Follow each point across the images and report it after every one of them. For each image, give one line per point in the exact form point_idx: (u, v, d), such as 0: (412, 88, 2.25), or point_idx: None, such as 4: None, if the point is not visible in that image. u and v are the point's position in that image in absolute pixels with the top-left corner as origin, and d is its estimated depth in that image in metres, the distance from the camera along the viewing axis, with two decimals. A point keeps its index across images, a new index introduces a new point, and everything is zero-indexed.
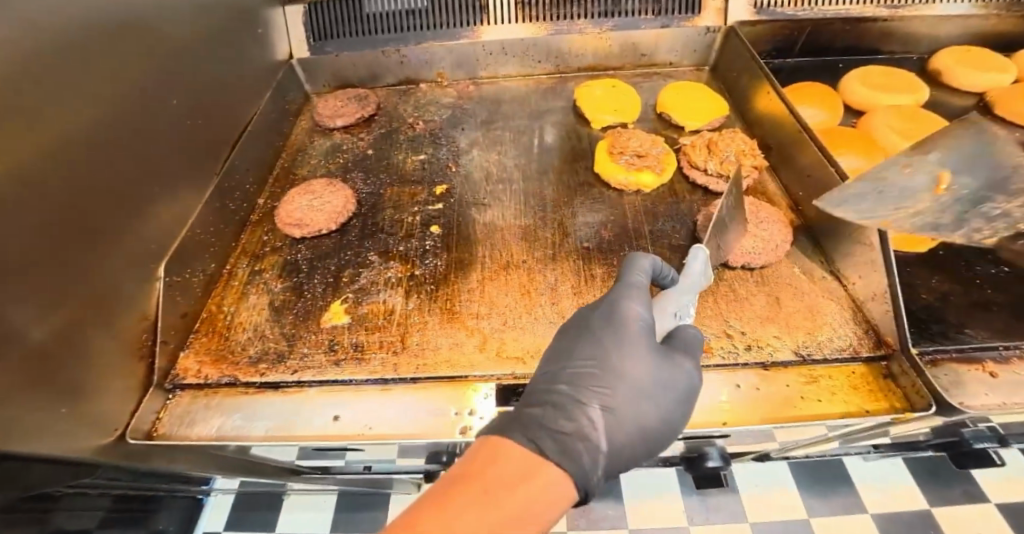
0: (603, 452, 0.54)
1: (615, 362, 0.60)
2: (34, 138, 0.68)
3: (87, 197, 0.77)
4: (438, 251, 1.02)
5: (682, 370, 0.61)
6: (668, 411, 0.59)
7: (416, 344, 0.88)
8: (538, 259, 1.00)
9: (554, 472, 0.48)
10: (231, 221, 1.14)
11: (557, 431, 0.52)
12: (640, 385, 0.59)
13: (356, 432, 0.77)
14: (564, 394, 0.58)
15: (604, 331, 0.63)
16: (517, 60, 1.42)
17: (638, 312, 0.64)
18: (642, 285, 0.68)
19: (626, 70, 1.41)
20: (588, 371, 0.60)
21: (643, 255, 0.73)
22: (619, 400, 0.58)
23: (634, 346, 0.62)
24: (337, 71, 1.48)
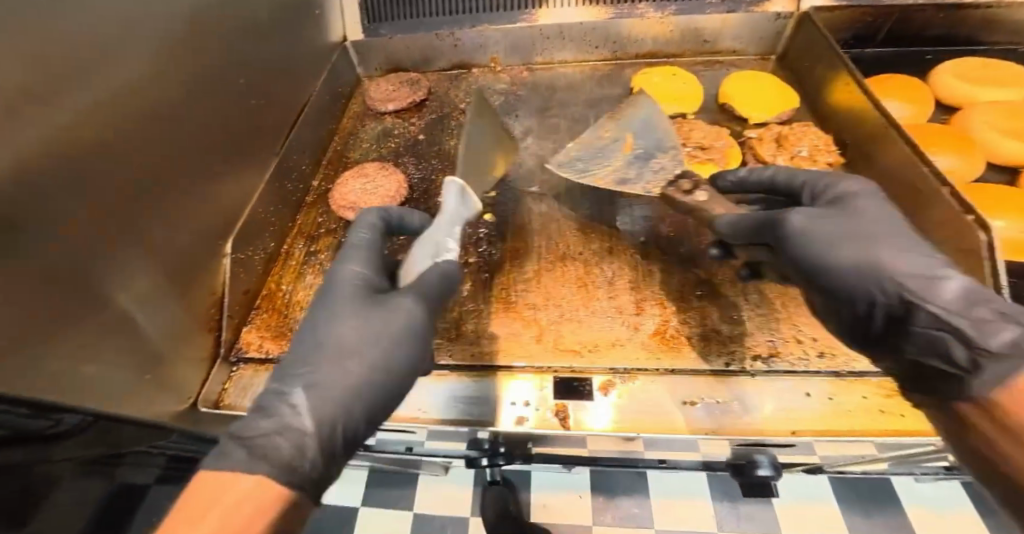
0: (315, 434, 0.59)
1: (301, 332, 0.68)
2: (110, 117, 0.69)
3: (157, 176, 0.78)
4: (493, 239, 1.01)
5: (391, 317, 0.68)
6: (382, 361, 0.66)
7: (471, 332, 0.88)
8: (594, 252, 0.98)
9: (246, 481, 0.52)
10: (288, 201, 1.15)
11: (243, 438, 0.56)
12: (342, 347, 0.65)
13: (412, 415, 0.78)
14: (269, 393, 0.63)
15: (314, 298, 0.72)
16: (574, 46, 1.38)
17: (354, 273, 0.74)
18: (368, 245, 0.78)
19: (686, 57, 1.35)
20: (288, 360, 0.66)
21: (366, 212, 0.83)
22: (317, 377, 0.63)
23: (339, 314, 0.68)
24: (390, 55, 1.47)
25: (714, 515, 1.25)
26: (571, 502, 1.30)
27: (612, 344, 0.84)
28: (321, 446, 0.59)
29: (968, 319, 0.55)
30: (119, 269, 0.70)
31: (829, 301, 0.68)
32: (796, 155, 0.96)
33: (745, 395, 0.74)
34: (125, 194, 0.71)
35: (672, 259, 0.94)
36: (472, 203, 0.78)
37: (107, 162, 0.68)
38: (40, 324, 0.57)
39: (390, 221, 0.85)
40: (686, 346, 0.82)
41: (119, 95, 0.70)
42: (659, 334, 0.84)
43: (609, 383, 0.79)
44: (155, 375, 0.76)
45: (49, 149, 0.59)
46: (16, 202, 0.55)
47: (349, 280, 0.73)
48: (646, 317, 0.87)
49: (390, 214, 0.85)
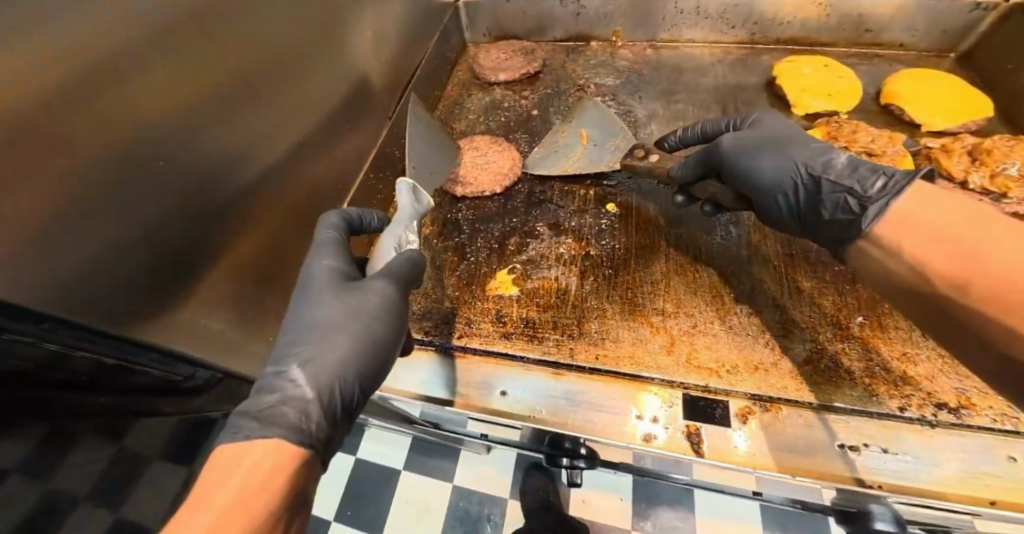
0: (317, 402, 0.55)
1: (301, 315, 0.63)
2: (221, 60, 0.63)
3: (267, 126, 0.73)
4: (616, 233, 0.93)
5: (364, 293, 0.64)
6: (365, 334, 0.61)
7: (594, 332, 0.80)
8: (732, 259, 0.88)
9: (259, 446, 0.50)
10: (395, 169, 1.11)
11: (250, 411, 0.54)
12: (339, 321, 0.61)
13: (527, 414, 0.72)
14: (269, 374, 0.58)
15: (298, 287, 0.66)
16: (710, 24, 1.25)
17: (326, 262, 0.67)
18: (328, 238, 0.70)
19: (839, 47, 1.20)
20: (285, 340, 0.61)
21: (328, 213, 0.74)
22: (314, 351, 0.59)
23: (316, 294, 0.64)
24: (503, 20, 1.38)
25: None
26: (609, 502, 1.24)
27: (754, 368, 0.74)
28: (324, 415, 0.55)
29: (857, 178, 0.66)
30: (224, 223, 0.66)
31: (754, 197, 0.78)
32: (1000, 174, 0.82)
33: (922, 447, 0.63)
34: (232, 146, 0.67)
35: (824, 278, 0.83)
36: (424, 199, 0.79)
37: (215, 108, 0.63)
38: (143, 280, 0.54)
39: (352, 222, 0.76)
40: (846, 381, 0.71)
41: (233, 36, 0.65)
42: (811, 363, 0.74)
43: (748, 411, 0.70)
44: (255, 337, 0.73)
45: (154, 90, 0.54)
46: (119, 145, 0.51)
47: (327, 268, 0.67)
48: (794, 340, 0.76)
49: (351, 214, 0.76)
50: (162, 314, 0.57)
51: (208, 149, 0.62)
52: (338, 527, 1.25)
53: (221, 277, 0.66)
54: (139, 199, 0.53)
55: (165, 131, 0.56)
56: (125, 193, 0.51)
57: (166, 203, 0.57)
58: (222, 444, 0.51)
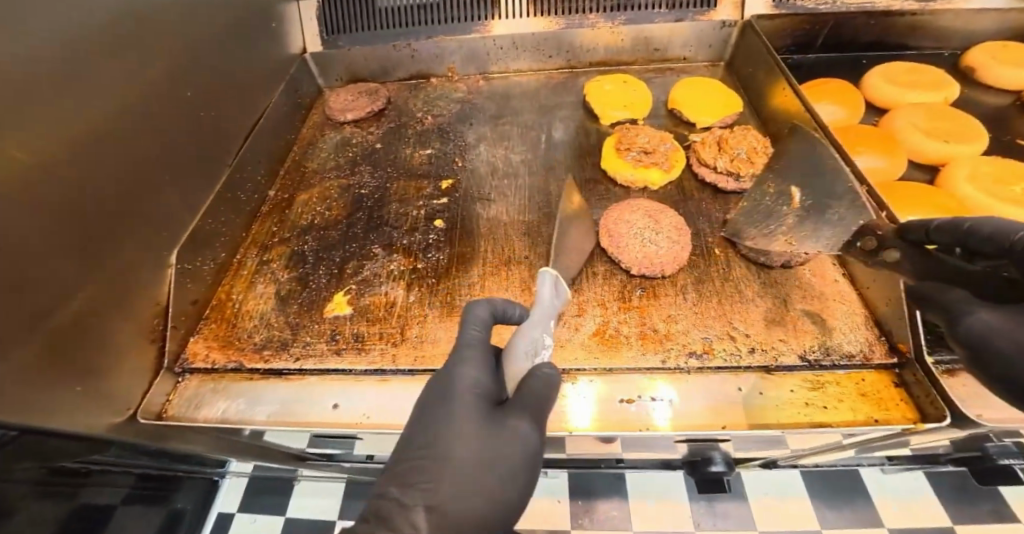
0: None
1: (453, 443, 0.54)
2: (37, 130, 0.69)
3: (90, 184, 0.78)
4: (440, 245, 1.02)
5: (510, 430, 0.55)
6: (495, 483, 0.53)
7: (415, 336, 0.88)
8: (541, 255, 0.99)
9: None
10: (242, 211, 1.16)
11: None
12: (493, 469, 0.53)
13: (353, 421, 0.78)
14: (388, 505, 0.51)
15: (437, 404, 0.58)
16: (529, 55, 1.41)
17: (472, 377, 0.60)
18: (477, 343, 0.64)
19: (638, 64, 1.39)
20: (426, 467, 0.53)
21: (476, 304, 0.68)
22: (439, 494, 0.51)
23: (458, 425, 0.55)
24: (348, 66, 1.48)
25: (691, 513, 1.13)
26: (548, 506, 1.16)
27: (551, 345, 0.83)
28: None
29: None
30: (46, 280, 0.70)
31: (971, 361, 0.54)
32: (736, 158, 1.01)
33: (679, 391, 0.75)
34: (53, 208, 0.71)
35: (613, 260, 0.95)
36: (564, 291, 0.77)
37: (34, 175, 0.68)
38: None
39: (498, 314, 0.69)
40: (625, 344, 0.83)
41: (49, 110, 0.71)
42: (599, 334, 0.85)
43: None
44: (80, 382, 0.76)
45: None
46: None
47: (473, 386, 0.59)
48: (586, 317, 0.87)
49: (497, 305, 0.70)
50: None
51: (28, 212, 0.67)
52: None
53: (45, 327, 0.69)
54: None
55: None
56: None
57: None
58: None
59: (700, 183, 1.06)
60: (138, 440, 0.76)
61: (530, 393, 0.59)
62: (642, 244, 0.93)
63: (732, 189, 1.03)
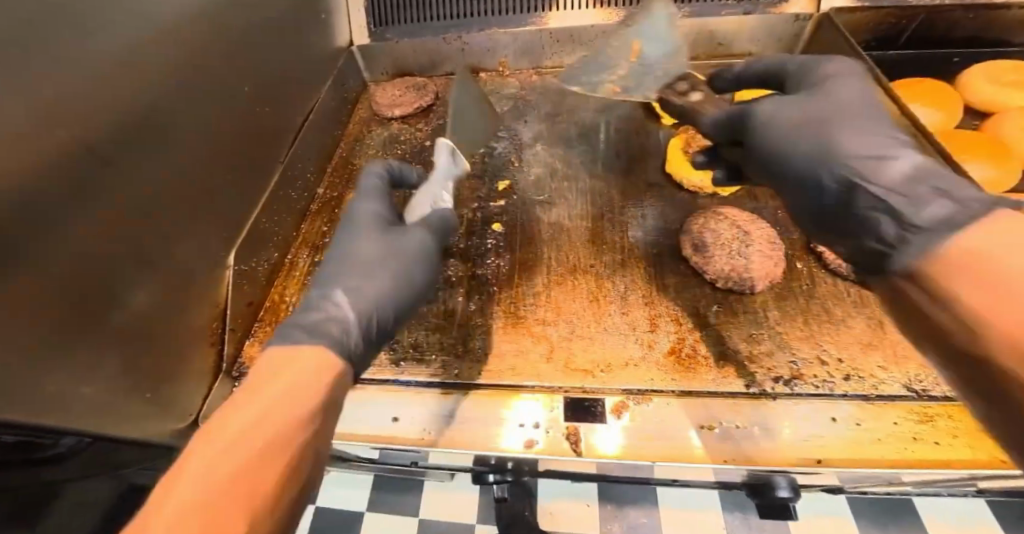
0: (356, 322, 0.63)
1: (361, 239, 0.72)
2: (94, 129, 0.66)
3: (145, 185, 0.75)
4: (500, 251, 0.99)
5: (408, 239, 0.74)
6: (400, 272, 0.70)
7: (479, 348, 0.85)
8: (607, 264, 0.95)
9: (305, 351, 0.58)
10: (293, 210, 1.13)
11: (297, 326, 0.61)
12: (405, 261, 0.71)
13: (418, 438, 0.75)
14: (313, 296, 0.67)
15: (343, 228, 0.76)
16: (584, 49, 1.35)
17: (367, 207, 0.78)
18: (370, 188, 0.82)
19: (699, 60, 1.31)
20: (351, 278, 0.68)
21: (373, 162, 0.87)
22: (356, 281, 0.68)
23: (360, 233, 0.73)
24: (395, 59, 1.43)
25: (724, 522, 1.17)
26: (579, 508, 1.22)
27: (625, 364, 0.80)
28: (360, 330, 0.63)
29: (908, 196, 0.56)
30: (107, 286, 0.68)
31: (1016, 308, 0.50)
32: None
33: (767, 418, 0.70)
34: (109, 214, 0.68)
35: (685, 274, 0.91)
36: (462, 161, 0.86)
37: (89, 180, 0.65)
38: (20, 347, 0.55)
39: (391, 172, 0.88)
40: (701, 366, 0.78)
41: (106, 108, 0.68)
42: (675, 353, 0.80)
43: (622, 405, 0.75)
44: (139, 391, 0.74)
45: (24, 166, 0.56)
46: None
47: (371, 214, 0.77)
48: (661, 334, 0.83)
49: (393, 168, 0.88)
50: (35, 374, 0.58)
51: (84, 219, 0.64)
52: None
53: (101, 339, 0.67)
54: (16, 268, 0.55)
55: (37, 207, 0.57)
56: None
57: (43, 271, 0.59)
58: (273, 349, 0.59)
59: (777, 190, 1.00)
60: None
61: (426, 220, 0.78)
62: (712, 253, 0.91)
63: None
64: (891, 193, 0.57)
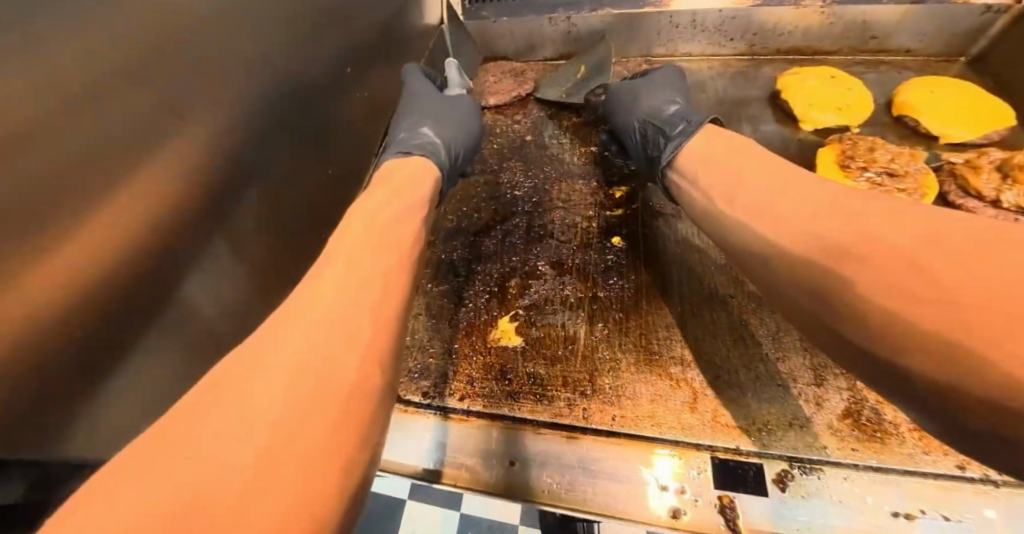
0: (443, 147, 0.93)
1: (407, 108, 1.02)
2: (177, 138, 0.56)
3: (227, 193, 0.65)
4: (624, 270, 0.88)
5: (459, 104, 1.05)
6: (464, 121, 1.02)
7: (609, 388, 0.73)
8: (751, 295, 0.82)
9: (405, 167, 0.83)
10: None
11: (402, 147, 0.90)
12: (456, 100, 1.05)
13: (538, 491, 0.66)
14: (403, 133, 0.96)
15: (400, 102, 1.05)
16: (705, 37, 1.20)
17: (413, 84, 1.06)
18: (414, 70, 1.09)
19: (841, 54, 1.16)
20: (405, 119, 0.99)
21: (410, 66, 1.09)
22: (437, 124, 0.97)
23: (411, 84, 1.05)
24: (489, 41, 1.30)
25: None
26: None
27: (790, 425, 0.68)
28: (448, 155, 0.94)
29: (668, 123, 0.95)
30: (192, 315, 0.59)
31: None
32: None
33: (982, 517, 0.58)
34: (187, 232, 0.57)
35: None
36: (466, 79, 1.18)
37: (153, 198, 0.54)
38: None
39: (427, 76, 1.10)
40: (890, 437, 0.66)
41: (193, 114, 0.58)
42: (851, 418, 0.68)
43: (786, 475, 0.64)
44: None
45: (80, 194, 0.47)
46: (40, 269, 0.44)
47: (416, 81, 1.07)
48: (830, 391, 0.70)
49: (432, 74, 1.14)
50: (77, 425, 0.50)
51: None
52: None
53: None
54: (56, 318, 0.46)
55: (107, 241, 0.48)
56: None
57: (96, 316, 0.50)
58: (393, 159, 0.86)
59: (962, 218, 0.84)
60: None
61: (471, 104, 1.06)
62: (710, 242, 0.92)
63: None
64: (651, 127, 0.97)
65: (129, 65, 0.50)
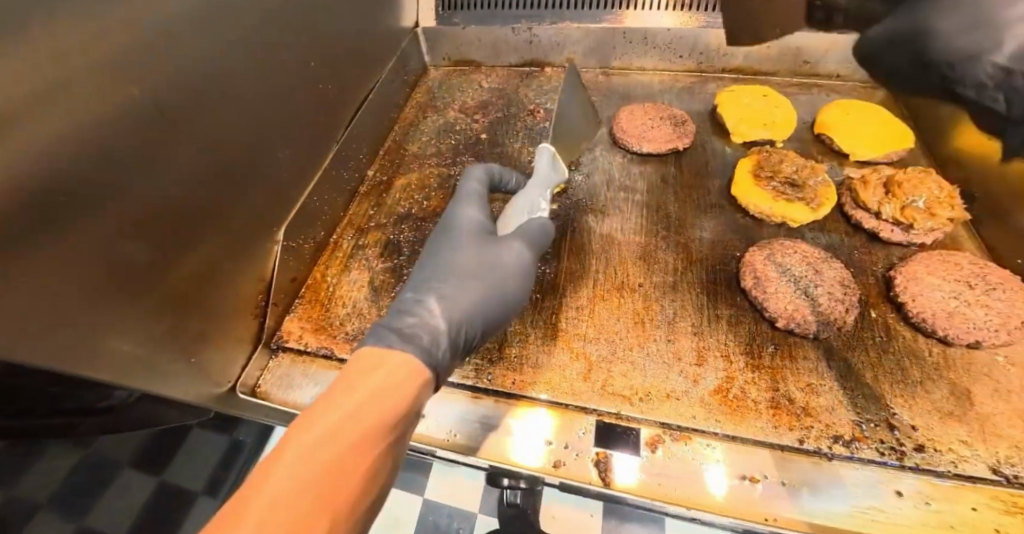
0: (445, 331, 0.65)
1: (432, 247, 0.79)
2: (166, 98, 0.67)
3: (197, 151, 0.73)
4: (549, 257, 0.97)
5: (508, 254, 0.77)
6: (495, 286, 0.73)
7: (515, 357, 0.82)
8: (656, 285, 0.90)
9: (395, 359, 0.57)
10: (343, 190, 1.11)
11: (382, 332, 0.62)
12: (498, 247, 0.78)
13: (440, 438, 0.74)
14: (409, 298, 0.70)
15: (436, 232, 0.82)
16: (657, 53, 1.30)
17: (470, 212, 0.83)
18: (472, 190, 0.88)
19: (780, 76, 1.25)
20: (426, 274, 0.74)
21: (474, 168, 0.93)
22: (447, 290, 0.70)
23: (457, 222, 0.81)
24: (460, 45, 1.40)
25: None
26: (578, 518, 1.20)
27: (666, 396, 0.76)
28: (452, 345, 0.65)
29: None
30: (165, 255, 0.69)
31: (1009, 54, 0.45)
32: (908, 206, 0.89)
33: (820, 483, 0.66)
34: (154, 181, 0.66)
35: (741, 306, 0.85)
36: (558, 171, 0.96)
37: (135, 145, 0.62)
38: (51, 303, 0.54)
39: (492, 177, 0.95)
40: (753, 411, 0.73)
41: (171, 81, 0.67)
42: (721, 393, 0.75)
43: (657, 439, 0.72)
44: (182, 356, 0.72)
45: (84, 135, 0.55)
46: (63, 193, 0.54)
47: (471, 218, 0.82)
48: (708, 370, 0.78)
49: (493, 172, 0.96)
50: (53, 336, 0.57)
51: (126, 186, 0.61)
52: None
53: (138, 303, 0.65)
54: (72, 239, 0.55)
55: (105, 173, 0.58)
56: (28, 238, 0.51)
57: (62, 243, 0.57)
58: (370, 347, 0.59)
59: (853, 228, 0.94)
60: (242, 410, 0.77)
61: (526, 252, 0.79)
62: (822, 281, 0.84)
63: (898, 241, 0.90)
64: None
65: (125, 27, 0.59)
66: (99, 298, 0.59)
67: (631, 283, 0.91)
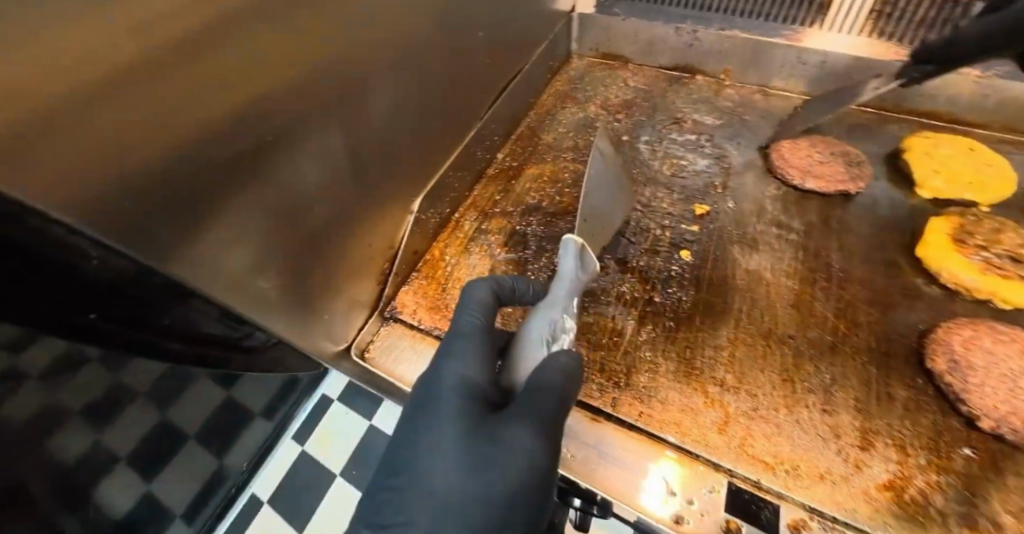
0: None
1: (405, 431, 0.60)
2: (334, 39, 0.63)
3: (352, 99, 0.70)
4: (685, 283, 0.88)
5: (505, 450, 0.56)
6: (484, 510, 0.54)
7: (643, 387, 0.74)
8: (811, 341, 0.78)
9: None
10: (473, 169, 1.06)
11: None
12: (489, 441, 0.57)
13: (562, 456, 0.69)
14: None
15: (415, 398, 0.63)
16: (835, 81, 1.16)
17: (456, 373, 0.62)
18: (467, 333, 0.67)
19: (991, 129, 1.08)
20: (393, 484, 0.57)
21: (474, 287, 0.72)
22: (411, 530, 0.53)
23: (439, 393, 0.61)
24: (613, 37, 1.32)
25: None
26: None
27: (819, 476, 0.65)
28: None
29: None
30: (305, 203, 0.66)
31: None
32: None
33: None
34: (306, 122, 0.62)
35: (921, 391, 0.72)
36: (583, 273, 0.76)
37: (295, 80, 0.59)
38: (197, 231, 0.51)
39: (499, 294, 0.73)
40: (934, 524, 0.60)
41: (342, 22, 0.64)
42: (893, 490, 0.63)
43: (803, 524, 0.61)
44: (303, 309, 0.70)
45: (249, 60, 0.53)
46: (228, 120, 0.52)
47: (457, 385, 0.61)
48: (875, 458, 0.66)
49: (500, 287, 0.74)
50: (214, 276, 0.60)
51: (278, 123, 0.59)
52: (342, 480, 1.30)
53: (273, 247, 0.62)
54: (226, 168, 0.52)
55: (266, 108, 0.56)
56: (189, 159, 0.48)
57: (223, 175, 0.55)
58: None
59: None
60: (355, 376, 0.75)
61: (532, 457, 0.56)
62: None
63: None
64: None
65: None
66: (247, 236, 0.57)
67: (785, 333, 0.80)
